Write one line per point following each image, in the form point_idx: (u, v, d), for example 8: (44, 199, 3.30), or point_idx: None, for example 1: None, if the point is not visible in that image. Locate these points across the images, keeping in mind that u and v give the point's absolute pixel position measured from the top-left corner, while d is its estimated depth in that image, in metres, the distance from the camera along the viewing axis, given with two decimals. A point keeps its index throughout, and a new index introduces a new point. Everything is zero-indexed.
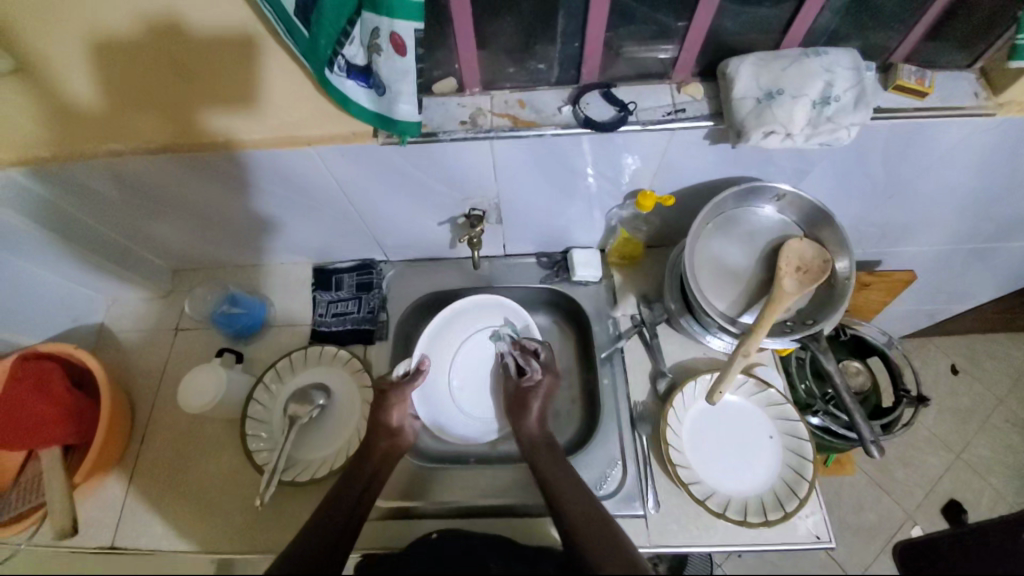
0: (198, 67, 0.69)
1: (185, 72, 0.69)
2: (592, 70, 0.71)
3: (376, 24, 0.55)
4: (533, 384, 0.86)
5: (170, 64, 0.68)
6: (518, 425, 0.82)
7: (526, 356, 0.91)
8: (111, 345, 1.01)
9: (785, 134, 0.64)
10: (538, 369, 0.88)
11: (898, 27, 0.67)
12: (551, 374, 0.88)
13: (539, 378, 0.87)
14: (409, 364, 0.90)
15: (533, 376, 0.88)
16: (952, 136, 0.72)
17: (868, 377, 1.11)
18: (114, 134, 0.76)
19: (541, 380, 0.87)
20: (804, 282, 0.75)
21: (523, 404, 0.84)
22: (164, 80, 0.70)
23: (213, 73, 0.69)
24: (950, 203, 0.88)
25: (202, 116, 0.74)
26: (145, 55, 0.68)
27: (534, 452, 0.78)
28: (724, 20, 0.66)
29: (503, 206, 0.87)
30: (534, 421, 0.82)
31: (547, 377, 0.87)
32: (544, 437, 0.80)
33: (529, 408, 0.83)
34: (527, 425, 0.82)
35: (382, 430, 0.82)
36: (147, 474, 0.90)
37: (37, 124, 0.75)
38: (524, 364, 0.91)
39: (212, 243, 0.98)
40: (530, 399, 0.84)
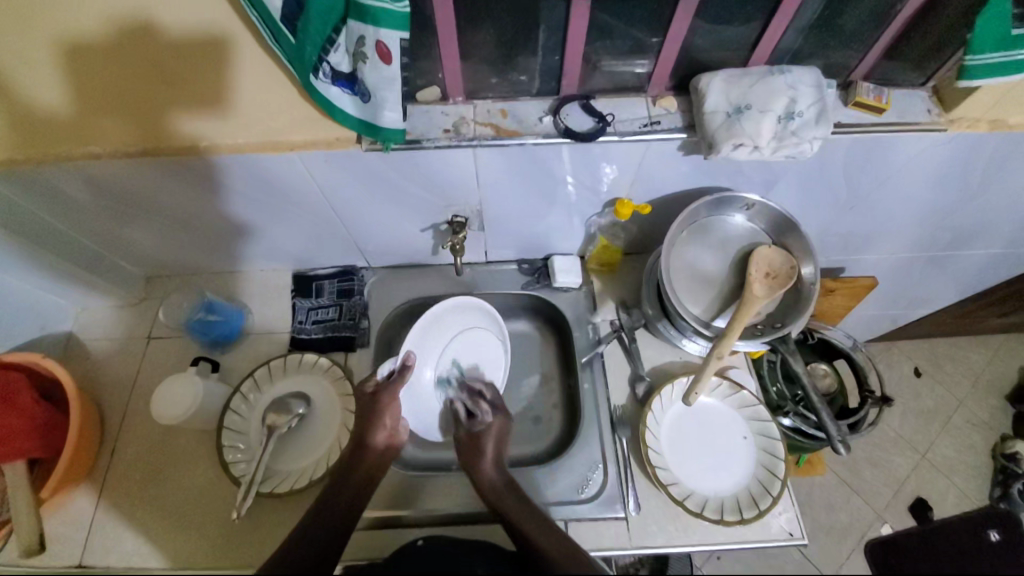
0: (173, 70, 0.69)
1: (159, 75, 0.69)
2: (572, 82, 0.73)
3: (362, 32, 0.56)
4: (485, 427, 0.85)
5: (143, 67, 0.69)
6: (473, 473, 0.80)
7: (476, 401, 0.90)
8: (79, 355, 0.98)
9: (753, 147, 0.67)
10: (488, 410, 0.88)
11: (856, 48, 0.72)
12: (500, 417, 0.87)
13: (490, 420, 0.87)
14: (394, 363, 0.88)
15: (484, 419, 0.87)
16: (908, 149, 0.78)
17: (834, 379, 1.16)
18: (93, 138, 0.74)
19: (491, 423, 0.86)
20: (773, 287, 0.79)
21: (477, 449, 0.83)
22: (138, 82, 0.70)
23: (190, 76, 0.70)
24: (908, 212, 0.94)
25: (183, 120, 0.73)
26: (119, 61, 0.68)
27: (494, 499, 0.77)
28: (696, 38, 0.69)
29: (485, 212, 0.88)
30: (490, 466, 0.81)
31: (499, 419, 0.87)
32: (503, 480, 0.79)
33: (484, 455, 0.82)
34: (484, 475, 0.80)
35: (375, 449, 0.80)
36: (117, 487, 0.87)
37: (4, 126, 0.73)
38: (476, 408, 0.89)
39: (188, 250, 0.96)
40: (483, 442, 0.83)
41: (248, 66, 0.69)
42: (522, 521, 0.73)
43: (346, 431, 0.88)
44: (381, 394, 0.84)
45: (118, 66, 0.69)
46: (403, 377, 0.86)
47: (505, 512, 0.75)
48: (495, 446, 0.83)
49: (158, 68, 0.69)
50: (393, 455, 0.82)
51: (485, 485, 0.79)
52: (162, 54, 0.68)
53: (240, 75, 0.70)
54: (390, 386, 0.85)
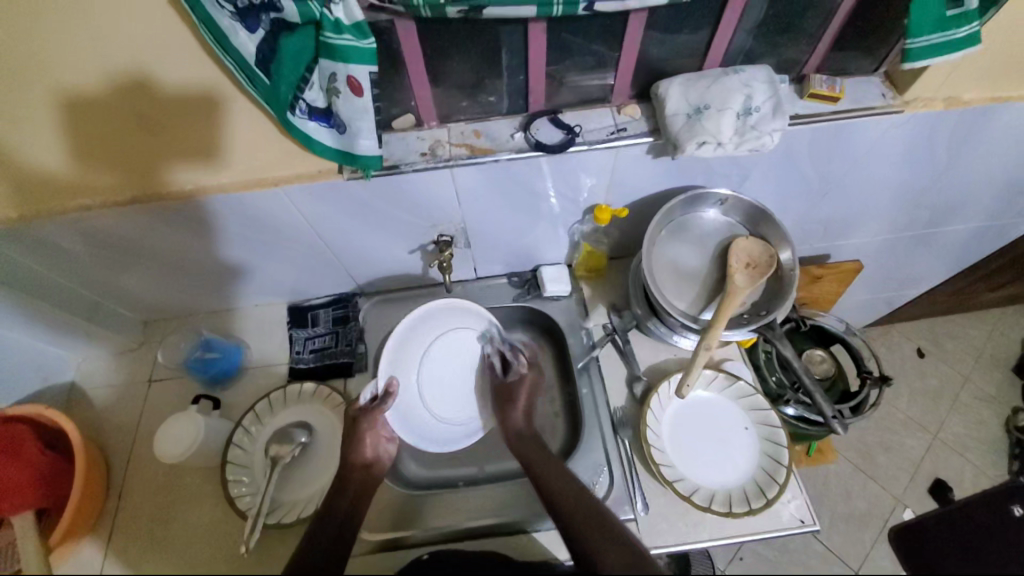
0: (152, 106, 0.70)
1: (139, 116, 0.71)
2: (540, 98, 0.77)
3: (333, 69, 0.58)
4: (518, 377, 0.93)
5: (124, 111, 0.70)
6: (506, 414, 0.89)
7: (514, 353, 0.95)
8: (83, 404, 0.99)
9: (716, 143, 0.70)
10: (526, 364, 0.94)
11: (806, 42, 0.75)
12: (535, 370, 0.95)
13: (524, 372, 0.94)
14: (377, 388, 0.88)
15: (518, 371, 0.94)
16: (870, 133, 0.81)
17: (831, 364, 1.17)
18: (84, 190, 0.77)
19: (523, 377, 0.93)
20: (754, 276, 0.81)
21: (509, 399, 0.91)
22: (120, 128, 0.72)
23: (168, 113, 0.71)
24: (881, 194, 0.97)
25: (169, 168, 0.77)
26: (101, 111, 0.70)
27: (520, 445, 0.85)
28: (652, 47, 0.72)
29: (469, 230, 0.91)
30: (518, 415, 0.89)
31: (532, 372, 0.94)
32: (529, 429, 0.88)
33: (517, 402, 0.90)
34: (512, 421, 0.88)
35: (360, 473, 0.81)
36: (125, 533, 0.87)
37: None
38: (514, 357, 0.95)
39: (184, 292, 0.99)
40: (516, 391, 0.92)
41: (230, 105, 0.71)
42: (545, 471, 0.79)
43: None
44: (359, 418, 0.85)
45: (96, 111, 0.70)
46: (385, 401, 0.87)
47: (533, 467, 0.80)
48: (527, 400, 0.91)
49: (133, 102, 0.69)
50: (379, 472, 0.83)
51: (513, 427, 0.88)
52: (133, 88, 0.68)
53: (222, 117, 0.72)
54: (370, 411, 0.86)
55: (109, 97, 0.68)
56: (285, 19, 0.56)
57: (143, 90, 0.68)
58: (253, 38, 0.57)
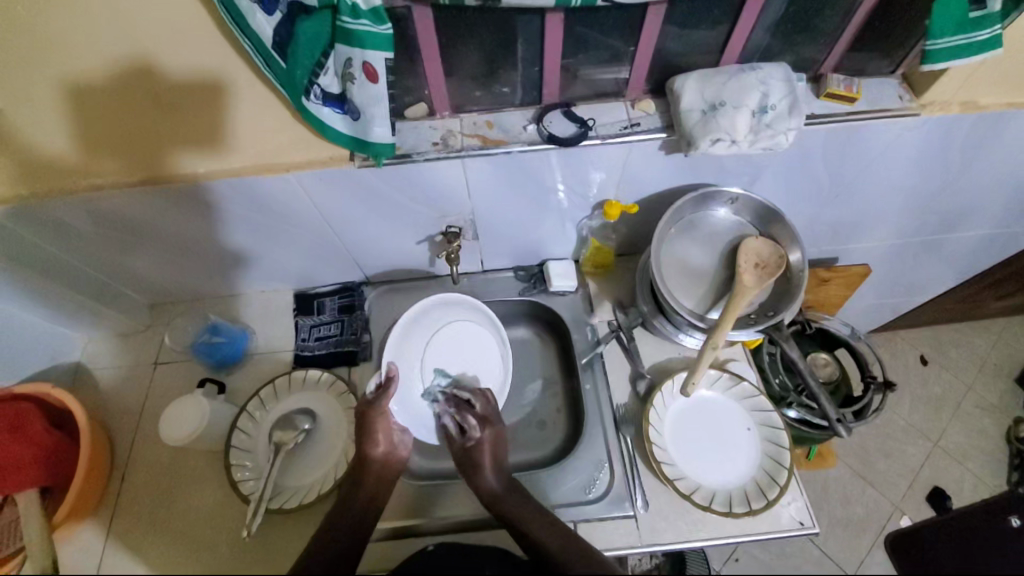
0: (167, 89, 0.70)
1: (154, 98, 0.71)
2: (553, 91, 0.76)
3: (349, 55, 0.58)
4: (474, 442, 0.84)
5: (138, 92, 0.70)
6: (474, 483, 0.81)
7: (464, 413, 0.89)
8: (88, 385, 0.99)
9: (730, 141, 0.69)
10: (475, 425, 0.86)
11: (823, 42, 0.75)
12: (490, 427, 0.86)
13: (479, 434, 0.85)
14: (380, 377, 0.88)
15: (473, 434, 0.85)
16: (883, 136, 0.80)
17: (836, 367, 1.16)
18: (97, 170, 0.77)
19: (482, 435, 0.85)
20: (763, 277, 0.80)
21: (475, 459, 0.83)
22: (134, 109, 0.72)
23: (183, 95, 0.71)
24: (892, 198, 0.96)
25: (182, 151, 0.76)
26: (115, 91, 0.70)
27: (497, 509, 0.77)
28: (668, 42, 0.72)
29: (477, 222, 0.90)
30: (489, 475, 0.81)
31: (488, 431, 0.85)
32: (504, 488, 0.79)
33: (483, 466, 0.82)
34: (484, 481, 0.80)
35: (364, 464, 0.80)
36: (129, 513, 0.88)
37: (9, 163, 0.75)
38: (465, 421, 0.87)
39: (191, 276, 0.99)
40: (477, 454, 0.83)
41: (245, 91, 0.71)
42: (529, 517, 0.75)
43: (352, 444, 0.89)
44: (369, 412, 0.83)
45: (111, 91, 0.70)
46: (388, 388, 0.86)
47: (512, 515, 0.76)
48: (493, 458, 0.83)
49: (149, 83, 0.69)
50: (394, 469, 0.82)
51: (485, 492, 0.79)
52: (149, 70, 0.68)
53: (235, 103, 0.73)
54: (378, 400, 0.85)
55: (126, 78, 0.69)
56: (304, 2, 0.56)
57: (158, 72, 0.68)
58: (271, 20, 0.57)
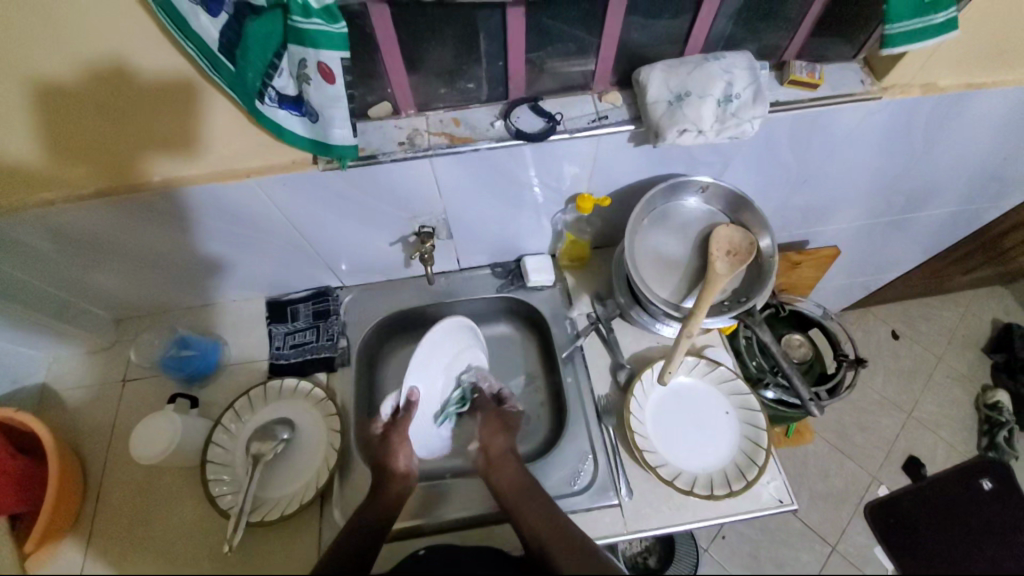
0: (117, 98, 0.67)
1: (102, 105, 0.67)
2: (520, 86, 0.75)
3: (303, 55, 0.55)
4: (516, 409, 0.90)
5: (84, 103, 0.66)
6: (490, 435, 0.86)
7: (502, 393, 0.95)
8: (55, 406, 0.95)
9: (697, 131, 0.69)
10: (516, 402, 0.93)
11: (786, 28, 0.75)
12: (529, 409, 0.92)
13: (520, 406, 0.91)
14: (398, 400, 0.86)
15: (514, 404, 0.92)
16: (847, 120, 0.81)
17: (808, 348, 1.19)
18: (49, 184, 0.73)
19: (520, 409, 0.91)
20: (734, 264, 0.81)
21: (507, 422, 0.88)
22: (84, 120, 0.68)
23: (133, 104, 0.67)
24: (859, 179, 0.98)
25: (139, 159, 0.73)
26: (62, 105, 0.66)
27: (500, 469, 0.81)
28: (633, 33, 0.71)
29: (450, 220, 0.89)
30: (502, 438, 0.85)
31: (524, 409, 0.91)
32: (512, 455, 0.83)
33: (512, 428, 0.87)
34: (497, 442, 0.85)
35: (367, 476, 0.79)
36: (104, 534, 0.85)
37: None
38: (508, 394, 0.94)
39: (159, 289, 0.96)
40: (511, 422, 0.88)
41: (199, 95, 0.68)
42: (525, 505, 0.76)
43: (333, 451, 0.88)
44: (390, 434, 0.84)
45: (57, 103, 0.66)
46: (406, 413, 0.85)
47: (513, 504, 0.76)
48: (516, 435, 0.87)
49: (96, 91, 0.66)
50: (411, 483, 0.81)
51: (496, 451, 0.83)
52: (95, 77, 0.64)
53: (193, 110, 0.69)
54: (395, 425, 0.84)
55: (73, 87, 0.65)
56: (251, 2, 0.53)
57: (106, 79, 0.65)
58: (217, 21, 0.54)
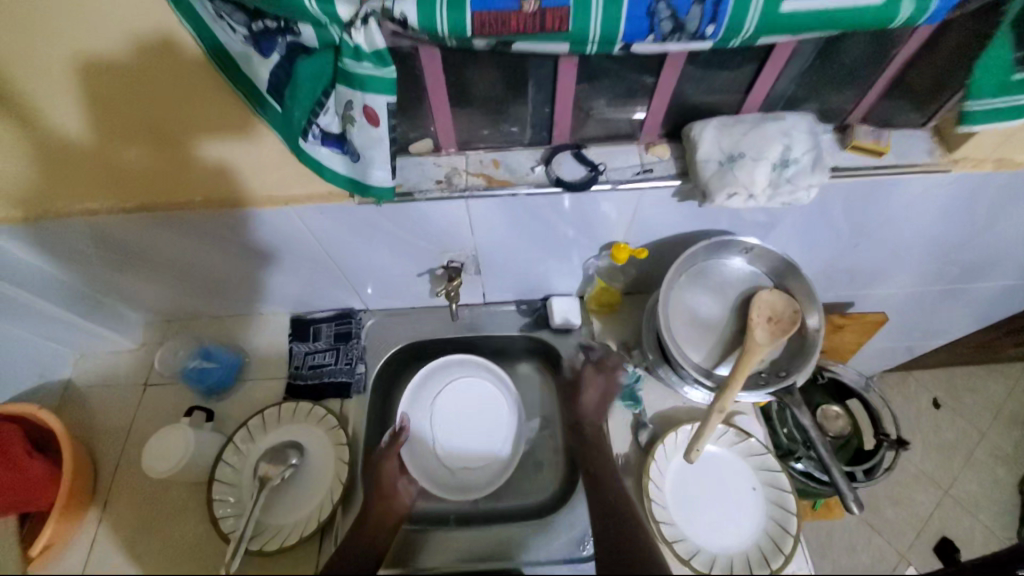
0: (173, 125, 0.67)
1: (160, 132, 0.68)
2: (564, 131, 0.73)
3: (349, 97, 0.55)
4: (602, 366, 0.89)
5: (145, 112, 0.65)
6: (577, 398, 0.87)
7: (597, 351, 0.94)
8: (76, 405, 0.97)
9: (747, 195, 0.65)
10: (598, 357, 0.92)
11: (851, 92, 0.71)
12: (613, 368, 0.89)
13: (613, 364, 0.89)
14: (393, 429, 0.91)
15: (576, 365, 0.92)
16: (909, 191, 0.76)
17: (846, 421, 1.11)
18: (105, 160, 0.71)
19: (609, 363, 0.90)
20: (774, 333, 0.76)
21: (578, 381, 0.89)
22: (139, 142, 0.69)
23: (189, 132, 0.68)
24: (914, 248, 0.92)
25: (194, 143, 0.70)
26: (124, 82, 0.62)
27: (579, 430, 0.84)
28: (688, 87, 0.68)
29: (480, 257, 0.87)
30: (586, 402, 0.86)
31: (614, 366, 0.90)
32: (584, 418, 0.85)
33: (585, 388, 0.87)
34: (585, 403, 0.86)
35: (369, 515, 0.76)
36: (105, 545, 0.85)
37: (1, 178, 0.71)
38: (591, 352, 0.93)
39: (189, 298, 0.97)
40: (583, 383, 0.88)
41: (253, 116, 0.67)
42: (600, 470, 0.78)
43: (338, 483, 0.86)
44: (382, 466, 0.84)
45: (113, 126, 0.67)
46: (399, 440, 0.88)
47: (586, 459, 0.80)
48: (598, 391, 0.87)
49: (153, 118, 0.66)
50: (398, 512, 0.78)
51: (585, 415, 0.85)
52: (157, 88, 0.63)
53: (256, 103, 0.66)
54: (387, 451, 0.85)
55: (129, 113, 0.65)
56: (302, 40, 0.53)
57: (168, 91, 0.63)
58: (267, 62, 0.55)
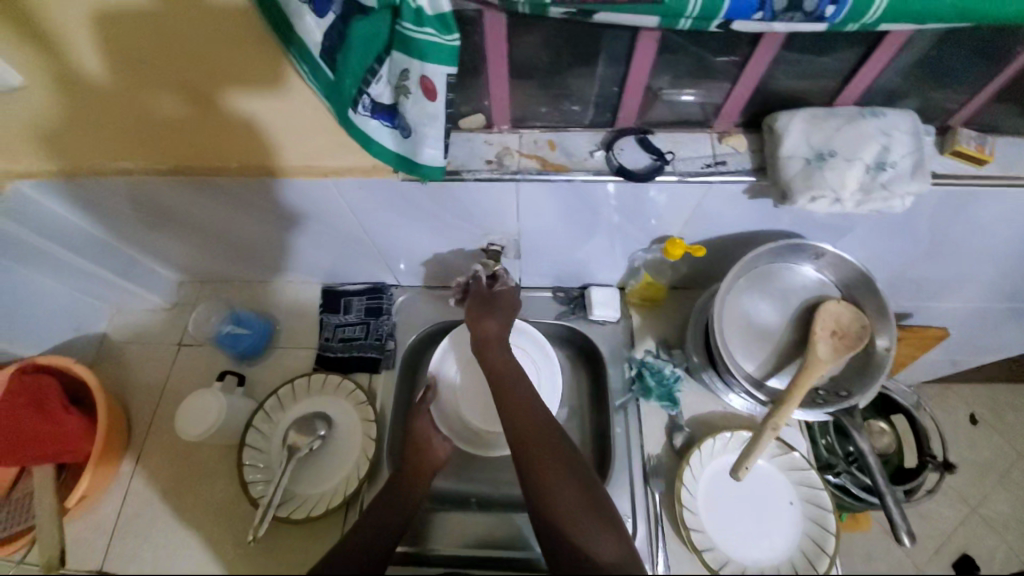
0: (204, 84, 0.63)
1: (191, 90, 0.64)
2: (630, 114, 0.67)
3: (407, 66, 0.50)
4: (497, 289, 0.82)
5: (169, 60, 0.60)
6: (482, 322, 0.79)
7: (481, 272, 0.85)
8: (111, 359, 0.98)
9: (833, 200, 0.58)
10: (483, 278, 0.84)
11: (962, 89, 0.62)
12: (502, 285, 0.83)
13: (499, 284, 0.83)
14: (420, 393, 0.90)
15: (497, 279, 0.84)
16: (1009, 205, 0.68)
17: (892, 439, 1.05)
18: (133, 112, 0.67)
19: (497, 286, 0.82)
20: (840, 348, 0.71)
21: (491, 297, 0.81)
22: (165, 99, 0.65)
23: (215, 90, 0.64)
24: (994, 264, 0.84)
25: (221, 95, 0.64)
26: (146, 26, 0.57)
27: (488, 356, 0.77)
28: (777, 72, 0.61)
29: (522, 242, 0.83)
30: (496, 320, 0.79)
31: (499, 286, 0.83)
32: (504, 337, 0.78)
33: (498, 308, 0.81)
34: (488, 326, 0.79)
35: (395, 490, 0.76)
36: (138, 498, 0.87)
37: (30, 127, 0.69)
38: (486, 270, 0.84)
39: (220, 261, 0.96)
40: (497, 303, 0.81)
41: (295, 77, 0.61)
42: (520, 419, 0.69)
43: (365, 459, 0.85)
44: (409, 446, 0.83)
45: (138, 73, 0.62)
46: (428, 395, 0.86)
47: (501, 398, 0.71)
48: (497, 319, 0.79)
49: (185, 76, 0.62)
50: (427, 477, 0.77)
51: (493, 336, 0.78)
52: (179, 34, 0.58)
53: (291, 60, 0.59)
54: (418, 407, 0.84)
55: (159, 68, 0.61)
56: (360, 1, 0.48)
57: (192, 38, 0.58)
58: (321, 23, 0.49)
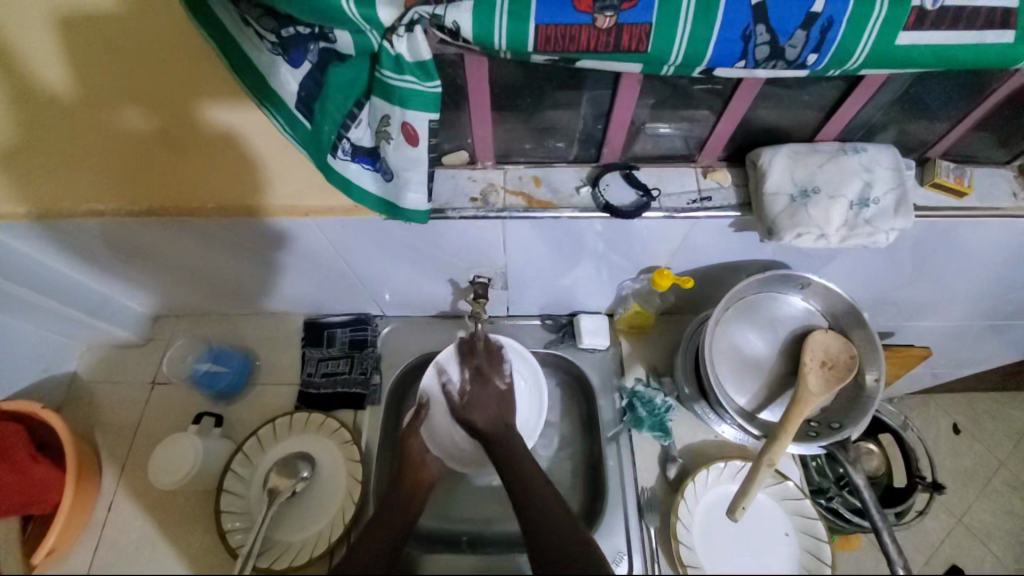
0: (170, 99, 0.60)
1: (163, 105, 0.61)
2: (615, 149, 0.66)
3: (387, 112, 0.49)
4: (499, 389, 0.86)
5: (137, 74, 0.58)
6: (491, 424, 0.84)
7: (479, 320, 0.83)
8: (81, 401, 0.93)
9: (820, 235, 0.58)
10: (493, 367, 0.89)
11: (939, 124, 0.63)
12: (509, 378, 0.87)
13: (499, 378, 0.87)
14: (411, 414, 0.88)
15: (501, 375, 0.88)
16: (987, 234, 0.69)
17: (881, 460, 1.06)
18: (101, 130, 0.64)
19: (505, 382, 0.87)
20: (830, 380, 0.71)
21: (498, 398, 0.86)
22: (131, 112, 0.62)
23: (187, 102, 0.61)
24: (972, 287, 0.85)
25: (195, 107, 0.61)
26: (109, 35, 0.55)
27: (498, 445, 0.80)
28: (758, 109, 0.61)
29: (509, 273, 0.82)
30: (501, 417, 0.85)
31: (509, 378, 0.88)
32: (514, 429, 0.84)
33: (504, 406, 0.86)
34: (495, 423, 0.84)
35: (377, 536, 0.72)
36: (109, 550, 0.82)
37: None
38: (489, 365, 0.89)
39: (197, 295, 0.93)
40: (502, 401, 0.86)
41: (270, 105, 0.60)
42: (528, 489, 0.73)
43: (351, 502, 0.82)
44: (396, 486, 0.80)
45: (105, 87, 0.59)
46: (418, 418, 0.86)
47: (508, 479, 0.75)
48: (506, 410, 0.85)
49: (148, 91, 0.59)
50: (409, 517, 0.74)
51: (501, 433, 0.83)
52: (145, 43, 0.55)
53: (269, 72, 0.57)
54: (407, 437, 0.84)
55: (121, 82, 0.59)
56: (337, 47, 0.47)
57: (159, 48, 0.55)
58: (297, 72, 0.49)
